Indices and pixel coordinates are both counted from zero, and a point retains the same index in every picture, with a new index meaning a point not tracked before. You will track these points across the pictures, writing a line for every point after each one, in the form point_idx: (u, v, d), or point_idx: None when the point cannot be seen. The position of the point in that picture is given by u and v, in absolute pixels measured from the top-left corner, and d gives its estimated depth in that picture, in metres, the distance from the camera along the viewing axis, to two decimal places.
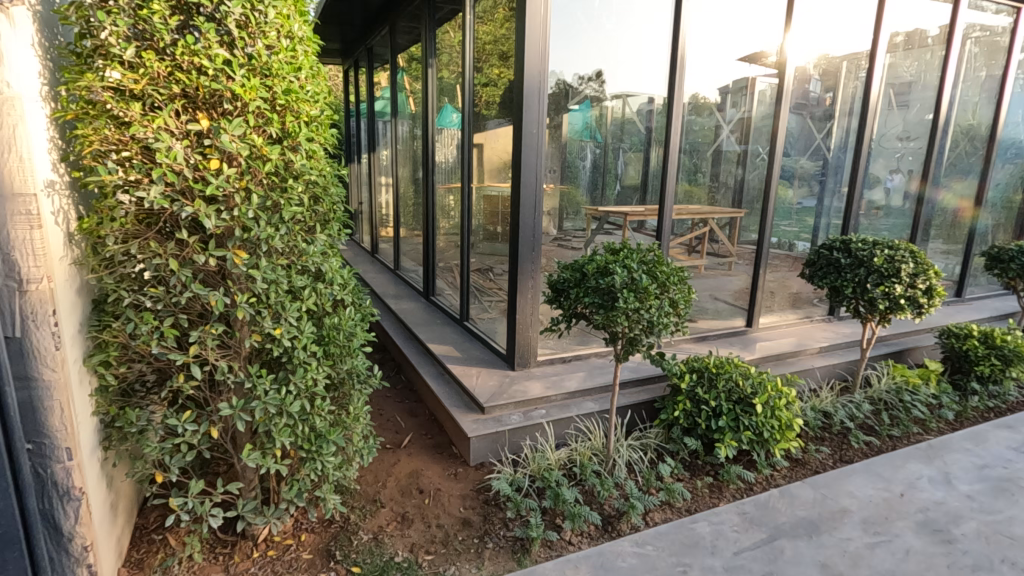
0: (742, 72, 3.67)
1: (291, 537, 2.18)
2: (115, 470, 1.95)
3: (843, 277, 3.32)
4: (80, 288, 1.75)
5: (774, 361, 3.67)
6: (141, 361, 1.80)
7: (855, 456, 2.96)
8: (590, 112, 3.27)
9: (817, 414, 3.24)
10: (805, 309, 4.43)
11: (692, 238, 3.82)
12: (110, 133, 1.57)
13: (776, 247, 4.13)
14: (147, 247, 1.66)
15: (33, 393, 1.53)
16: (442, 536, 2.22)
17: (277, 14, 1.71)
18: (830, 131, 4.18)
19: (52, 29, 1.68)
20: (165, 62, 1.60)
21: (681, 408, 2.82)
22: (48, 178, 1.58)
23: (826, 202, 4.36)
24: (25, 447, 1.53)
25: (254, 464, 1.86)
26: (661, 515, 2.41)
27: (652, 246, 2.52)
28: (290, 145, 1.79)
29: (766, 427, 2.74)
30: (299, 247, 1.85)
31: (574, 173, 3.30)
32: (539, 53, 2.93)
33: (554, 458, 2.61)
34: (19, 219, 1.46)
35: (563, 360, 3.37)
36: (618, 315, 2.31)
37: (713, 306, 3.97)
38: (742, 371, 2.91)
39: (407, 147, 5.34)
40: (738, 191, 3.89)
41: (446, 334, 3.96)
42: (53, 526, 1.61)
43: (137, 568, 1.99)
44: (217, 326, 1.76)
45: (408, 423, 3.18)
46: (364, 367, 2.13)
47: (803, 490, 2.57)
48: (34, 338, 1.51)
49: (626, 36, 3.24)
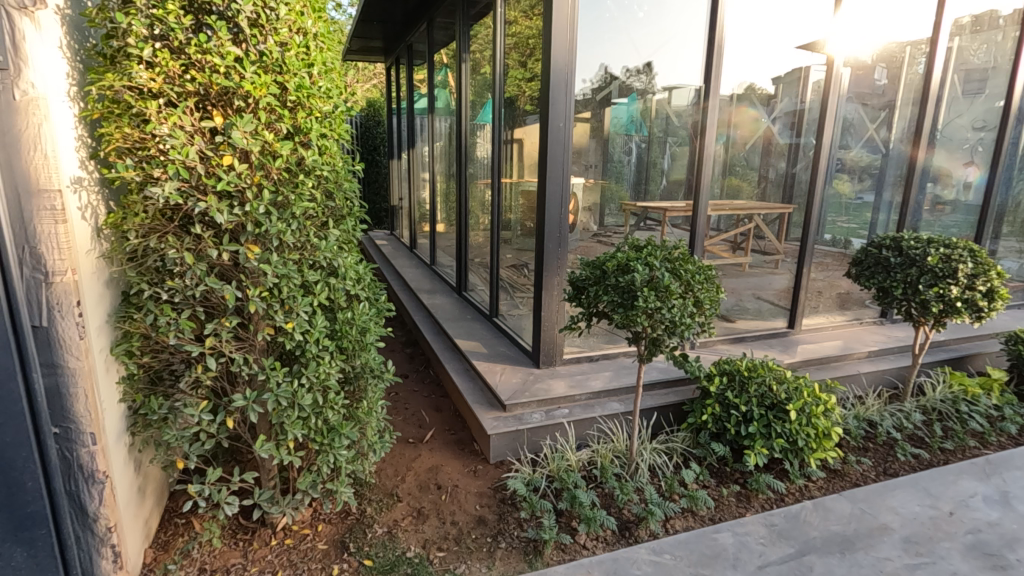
0: (798, 61, 3.47)
1: (308, 527, 2.22)
2: (141, 456, 2.03)
3: (892, 277, 3.10)
4: (107, 281, 1.82)
5: (817, 365, 3.48)
6: (163, 351, 1.86)
7: (901, 469, 2.76)
8: (636, 105, 3.16)
9: (861, 423, 3.04)
10: (855, 311, 4.18)
11: (737, 235, 3.64)
12: (131, 131, 1.62)
13: (828, 244, 3.91)
14: (165, 240, 1.71)
15: (59, 380, 1.59)
16: (455, 534, 2.21)
17: (289, 10, 1.74)
18: (887, 121, 3.90)
19: (81, 32, 1.75)
20: (180, 61, 1.64)
21: (710, 412, 2.71)
22: (74, 174, 1.64)
23: (883, 197, 4.09)
24: (51, 431, 1.61)
25: (267, 455, 1.90)
26: (681, 522, 2.31)
27: (677, 243, 2.43)
28: (302, 141, 1.82)
29: (801, 435, 2.58)
30: (312, 242, 1.89)
31: (618, 169, 3.22)
32: (566, 45, 2.85)
33: (573, 459, 2.56)
34: (45, 213, 1.52)
35: (589, 358, 3.30)
36: (638, 314, 2.22)
37: (755, 306, 3.81)
38: (776, 375, 2.77)
39: (445, 143, 5.36)
40: (786, 186, 3.68)
41: (475, 330, 3.96)
42: (79, 508, 1.68)
43: (162, 550, 2.07)
44: (232, 320, 1.81)
45: (432, 418, 3.19)
46: (378, 362, 2.14)
47: (839, 503, 2.42)
48: (59, 327, 1.57)
49: (664, 26, 3.11)
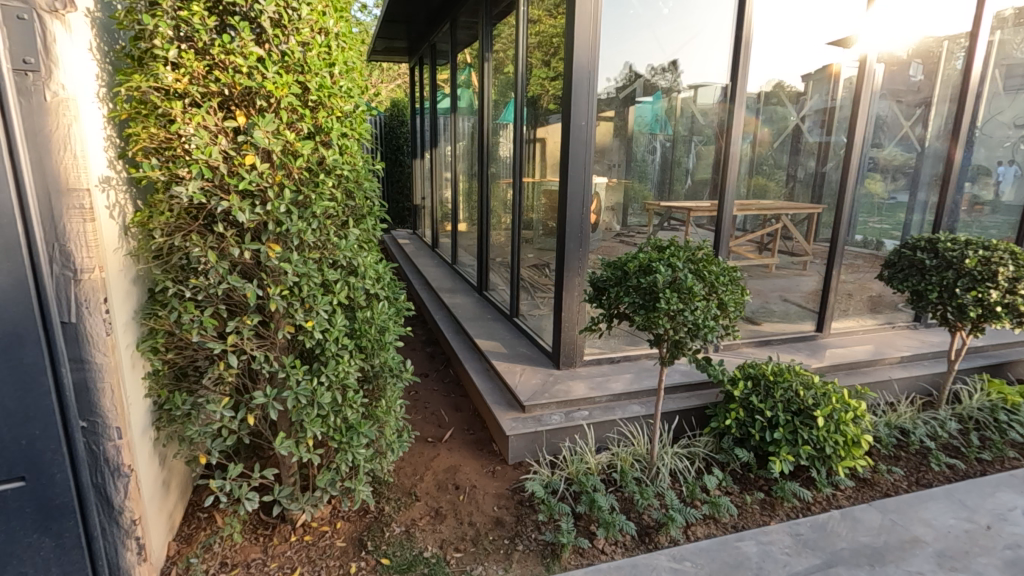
0: (829, 57, 3.37)
1: (327, 524, 2.23)
2: (166, 450, 2.07)
3: (927, 280, 3.00)
4: (134, 279, 1.85)
5: (846, 370, 3.38)
6: (187, 348, 1.88)
7: (935, 480, 2.65)
8: (660, 104, 3.11)
9: (892, 431, 2.94)
10: (887, 314, 4.05)
11: (764, 235, 3.55)
12: (157, 132, 1.65)
13: (859, 245, 3.79)
14: (189, 239, 1.73)
15: (86, 375, 1.63)
16: (473, 534, 2.20)
17: (310, 10, 1.75)
18: (923, 119, 3.77)
19: (110, 34, 1.79)
20: (204, 63, 1.66)
21: (734, 417, 2.65)
22: (103, 174, 1.68)
23: (918, 197, 3.95)
24: (79, 425, 1.65)
25: (287, 452, 1.92)
26: (703, 529, 2.26)
27: (701, 244, 2.38)
28: (323, 140, 1.84)
29: (828, 442, 2.50)
30: (332, 241, 1.90)
31: (642, 168, 3.16)
32: (589, 42, 2.81)
33: (592, 462, 2.53)
34: (74, 212, 1.56)
35: (610, 360, 3.26)
36: (660, 316, 2.18)
37: (781, 308, 3.72)
38: (804, 380, 2.69)
39: (468, 143, 5.36)
40: (816, 185, 3.58)
41: (496, 329, 3.95)
42: (105, 500, 1.72)
43: (185, 543, 2.11)
44: (253, 317, 1.84)
45: (452, 418, 3.19)
46: (397, 361, 2.15)
47: (868, 514, 2.34)
48: (87, 323, 1.61)
49: (690, 22, 3.05)
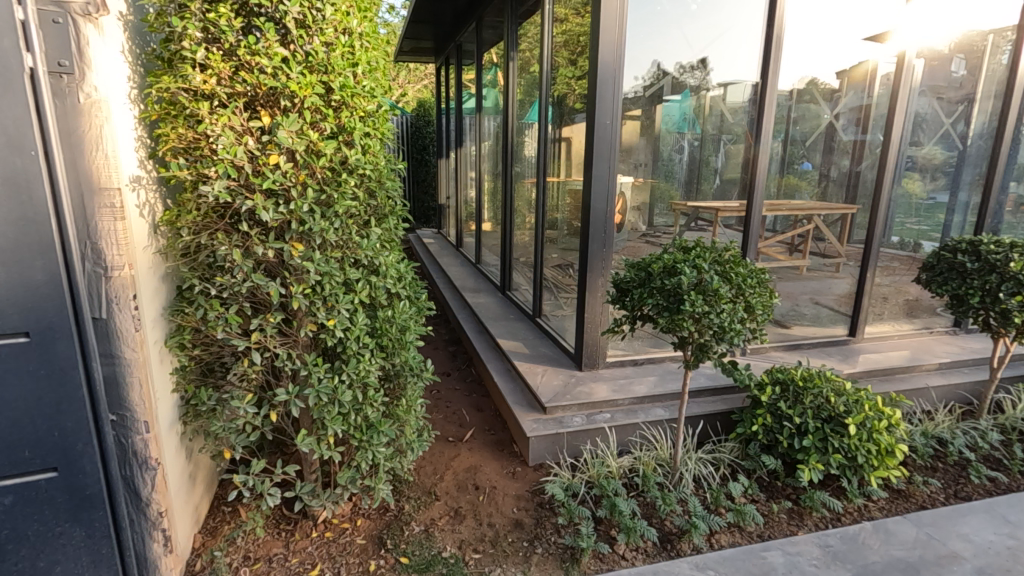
0: (865, 53, 3.26)
1: (347, 521, 2.25)
2: (192, 444, 2.11)
3: (968, 284, 2.87)
4: (163, 276, 1.89)
5: (881, 376, 3.26)
6: (213, 344, 1.91)
7: (974, 493, 2.53)
8: (689, 102, 3.05)
9: (929, 441, 2.83)
10: (924, 319, 3.90)
11: (794, 236, 3.45)
12: (185, 132, 1.68)
13: (895, 247, 3.66)
14: (216, 237, 1.76)
15: (116, 369, 1.67)
16: (492, 536, 2.18)
17: (335, 10, 1.77)
18: (966, 116, 3.61)
19: (141, 37, 1.83)
20: (230, 64, 1.69)
21: (761, 423, 2.58)
22: (133, 174, 1.71)
23: (959, 197, 3.79)
24: (109, 418, 1.69)
25: (308, 449, 1.94)
26: (727, 538, 2.20)
27: (729, 245, 2.32)
28: (346, 140, 1.85)
29: (860, 451, 2.41)
30: (354, 240, 1.90)
31: (668, 167, 3.10)
32: (614, 39, 2.77)
33: (614, 466, 2.49)
34: (105, 210, 1.59)
35: (633, 362, 3.22)
36: (684, 319, 2.13)
37: (812, 311, 3.61)
38: (835, 387, 2.61)
39: (493, 143, 5.35)
40: (850, 185, 3.46)
41: (518, 330, 3.94)
42: (133, 492, 1.76)
43: (210, 536, 2.16)
44: (276, 315, 1.86)
45: (473, 417, 3.19)
46: (417, 360, 2.15)
47: (902, 527, 2.25)
48: (117, 319, 1.65)
49: (720, 18, 2.98)
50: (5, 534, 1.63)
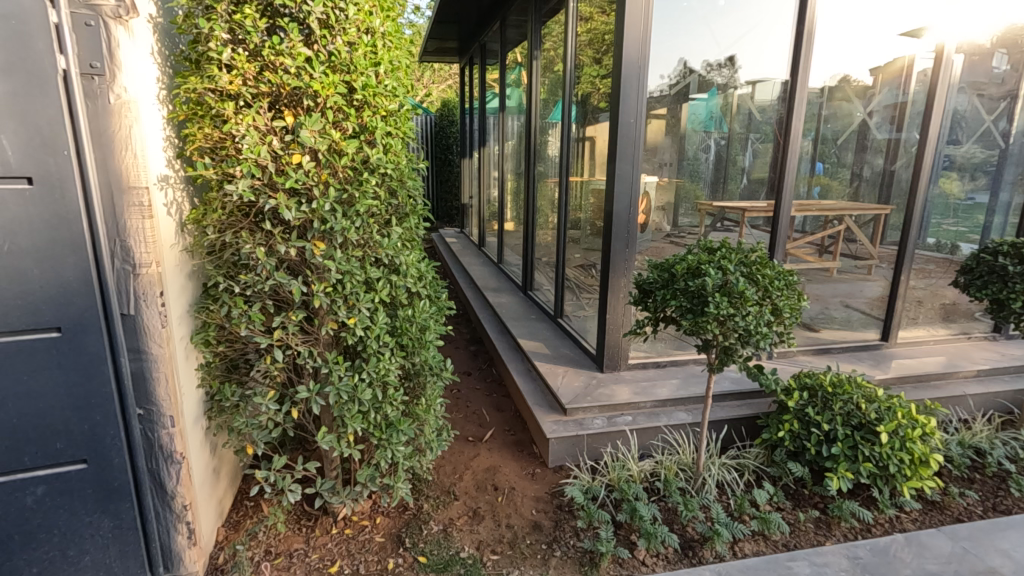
0: (901, 49, 3.15)
1: (366, 519, 2.26)
2: (216, 438, 2.14)
3: (1010, 287, 2.77)
4: (189, 273, 1.93)
5: (915, 383, 3.15)
6: (237, 341, 1.94)
7: (1015, 507, 2.42)
8: (716, 101, 2.98)
9: (966, 451, 2.72)
10: (961, 324, 3.76)
11: (824, 237, 3.35)
12: (211, 132, 1.70)
13: (931, 249, 3.53)
14: (240, 236, 1.79)
15: (143, 365, 1.71)
16: (510, 537, 2.17)
17: (357, 10, 1.78)
18: (1008, 113, 3.46)
19: (170, 39, 1.87)
20: (255, 65, 1.71)
21: (787, 429, 2.52)
22: (161, 173, 1.75)
23: (1000, 197, 3.64)
24: (136, 412, 1.73)
25: (328, 446, 1.95)
26: (751, 546, 2.14)
27: (756, 245, 2.26)
28: (367, 139, 1.86)
29: (892, 460, 2.33)
30: (375, 239, 1.91)
31: (694, 167, 3.04)
32: (639, 36, 2.72)
33: (635, 470, 2.45)
34: (134, 209, 1.63)
35: (655, 364, 3.17)
36: (708, 321, 2.08)
37: (843, 315, 3.50)
38: (865, 393, 2.52)
39: (516, 142, 5.34)
40: (883, 185, 3.35)
41: (539, 330, 3.92)
42: (159, 486, 1.79)
43: (233, 529, 2.19)
44: (298, 313, 1.88)
45: (493, 417, 3.18)
46: (437, 360, 2.15)
47: (937, 541, 2.16)
48: (144, 316, 1.68)
49: (748, 14, 2.91)
50: (37, 523, 1.68)
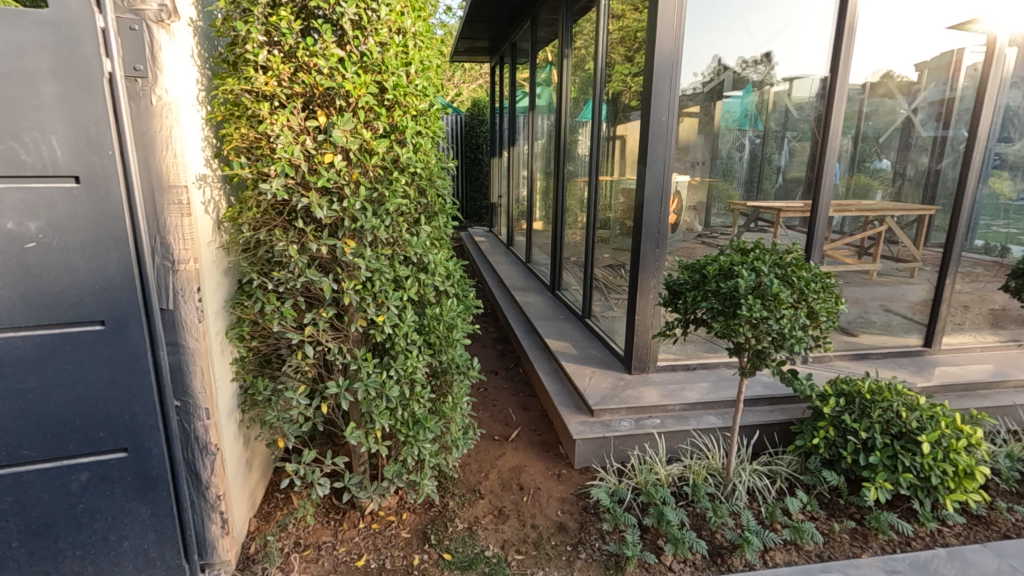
0: (951, 42, 3.00)
1: (393, 514, 2.28)
2: (249, 431, 2.20)
3: None
4: (225, 270, 1.99)
5: (959, 391, 3.02)
6: (269, 336, 1.98)
7: None
8: (751, 98, 2.90)
9: (1016, 464, 2.58)
10: (1011, 331, 3.58)
11: (864, 239, 3.23)
12: (247, 132, 1.75)
13: (979, 251, 3.37)
14: (273, 233, 1.82)
15: (181, 358, 1.77)
16: (535, 538, 2.16)
17: (389, 10, 1.79)
18: None
19: (209, 42, 1.93)
20: (289, 66, 1.74)
21: (822, 436, 2.44)
22: (200, 172, 1.80)
23: None
24: (174, 404, 1.79)
25: (356, 442, 1.98)
26: (783, 556, 2.08)
27: (791, 246, 2.20)
28: (397, 138, 1.87)
29: (935, 472, 2.23)
30: (403, 238, 1.92)
31: (727, 166, 2.97)
32: (672, 33, 2.67)
33: (662, 473, 2.41)
34: (173, 208, 1.68)
35: (685, 367, 3.12)
36: (741, 324, 2.03)
37: (883, 319, 3.38)
38: (906, 401, 2.42)
39: (546, 141, 5.32)
40: (928, 184, 3.21)
41: (567, 330, 3.90)
42: (194, 475, 1.85)
43: (264, 520, 2.25)
44: (329, 310, 1.91)
45: (519, 416, 3.18)
46: (464, 359, 2.16)
47: (981, 557, 2.07)
48: (182, 310, 1.74)
49: (785, 9, 2.83)
50: (81, 508, 1.75)
